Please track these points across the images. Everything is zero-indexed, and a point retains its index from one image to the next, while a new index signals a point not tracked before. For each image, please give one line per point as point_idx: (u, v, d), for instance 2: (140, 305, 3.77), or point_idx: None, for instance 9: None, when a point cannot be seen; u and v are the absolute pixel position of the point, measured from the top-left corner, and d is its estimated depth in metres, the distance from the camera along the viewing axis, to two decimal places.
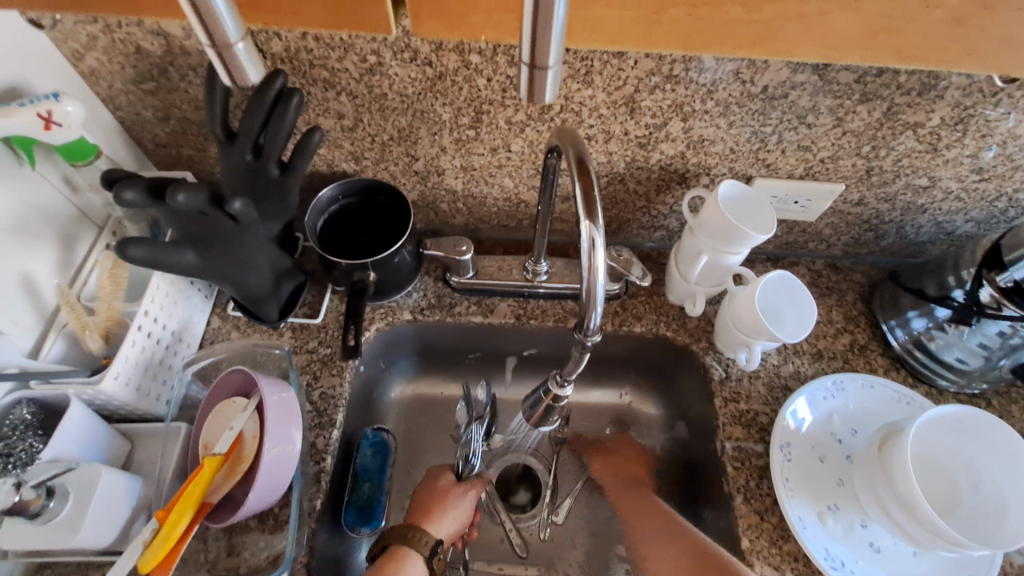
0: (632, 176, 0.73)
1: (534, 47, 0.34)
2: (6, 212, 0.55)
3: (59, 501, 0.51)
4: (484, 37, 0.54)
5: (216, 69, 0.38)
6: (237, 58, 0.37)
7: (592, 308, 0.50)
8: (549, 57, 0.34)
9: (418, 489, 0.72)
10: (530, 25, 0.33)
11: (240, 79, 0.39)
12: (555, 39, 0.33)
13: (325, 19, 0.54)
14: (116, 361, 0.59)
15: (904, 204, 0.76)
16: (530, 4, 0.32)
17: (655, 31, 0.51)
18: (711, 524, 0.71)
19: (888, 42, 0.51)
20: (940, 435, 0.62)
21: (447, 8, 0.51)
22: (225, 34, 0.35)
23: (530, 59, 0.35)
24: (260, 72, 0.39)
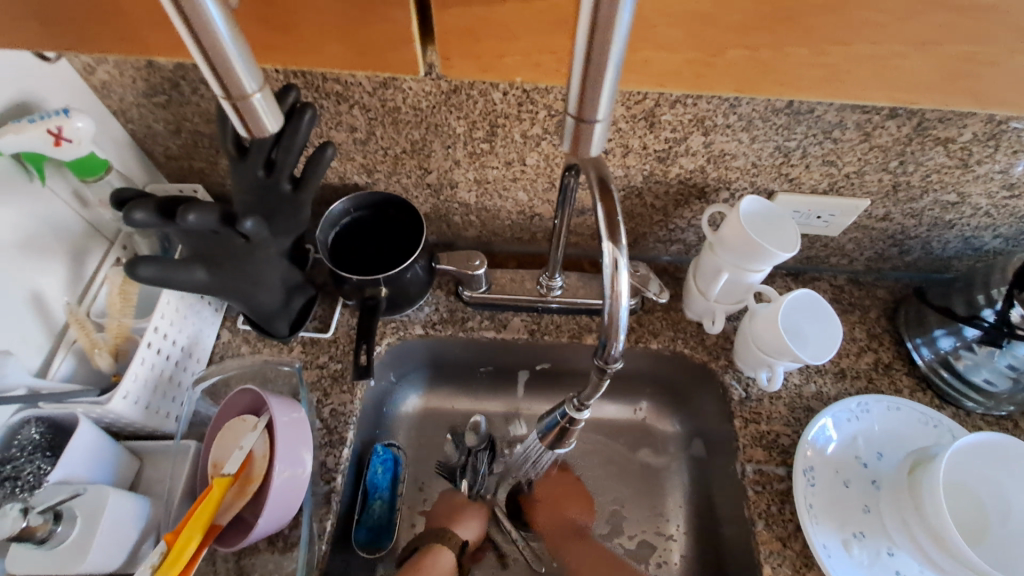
0: (650, 190, 0.72)
1: (582, 103, 0.36)
2: (16, 229, 0.55)
3: (67, 525, 0.50)
4: (521, 78, 0.54)
5: (232, 121, 0.37)
6: (253, 110, 0.36)
7: (614, 333, 0.49)
8: (597, 112, 0.36)
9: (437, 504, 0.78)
10: (578, 84, 0.35)
11: (256, 130, 0.38)
12: (605, 92, 0.35)
13: (351, 59, 0.53)
14: (125, 380, 0.58)
15: (930, 220, 0.74)
16: (582, 64, 0.33)
17: (705, 73, 0.51)
18: (731, 548, 0.69)
19: (919, 76, 0.50)
20: (973, 462, 0.59)
21: (479, 50, 0.51)
22: (241, 84, 0.34)
23: (577, 113, 0.36)
24: (277, 121, 0.38)
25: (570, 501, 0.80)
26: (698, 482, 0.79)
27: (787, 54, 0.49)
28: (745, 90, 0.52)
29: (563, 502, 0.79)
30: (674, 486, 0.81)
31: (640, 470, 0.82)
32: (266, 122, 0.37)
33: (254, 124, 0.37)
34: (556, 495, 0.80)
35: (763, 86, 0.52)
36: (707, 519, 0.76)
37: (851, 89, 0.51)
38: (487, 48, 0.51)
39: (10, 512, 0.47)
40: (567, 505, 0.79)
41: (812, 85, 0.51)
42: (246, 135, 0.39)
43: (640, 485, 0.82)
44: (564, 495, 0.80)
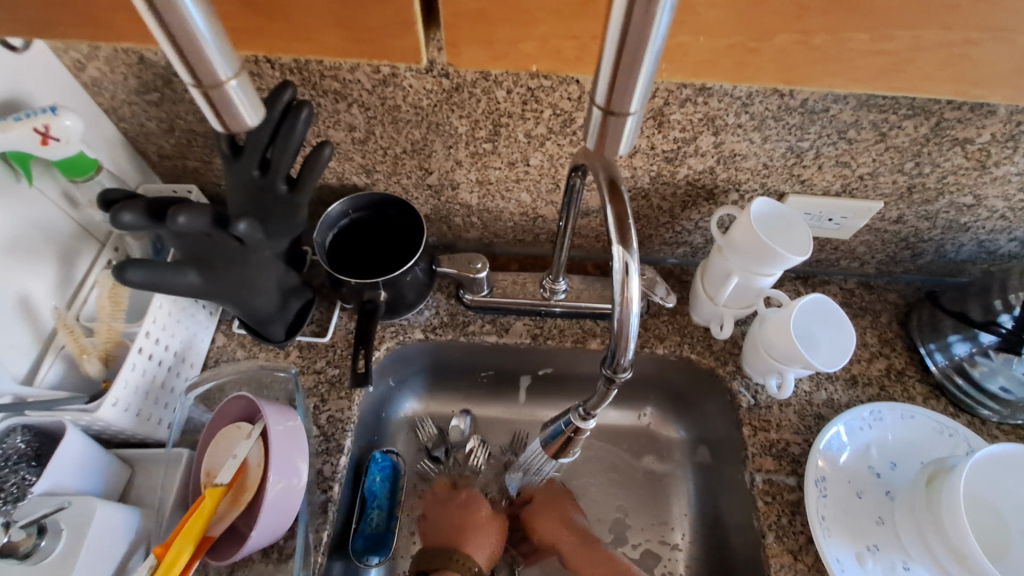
0: (657, 191, 0.70)
1: (611, 94, 0.33)
2: (2, 230, 0.53)
3: (52, 539, 0.48)
4: (537, 67, 0.54)
5: (206, 113, 0.36)
6: (227, 100, 0.34)
7: (625, 340, 0.47)
8: (630, 103, 0.33)
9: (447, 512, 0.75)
10: (609, 72, 0.32)
11: (230, 122, 0.36)
12: (642, 77, 0.32)
13: (352, 48, 0.53)
14: (115, 387, 0.56)
15: (945, 223, 0.71)
16: (615, 50, 0.31)
17: (750, 60, 0.50)
18: (740, 559, 0.67)
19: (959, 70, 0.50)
20: (996, 476, 0.57)
21: (496, 38, 0.51)
22: (214, 72, 0.32)
23: (606, 103, 0.34)
24: (256, 113, 0.37)
25: (563, 502, 0.76)
26: (704, 490, 0.77)
27: (846, 39, 0.48)
28: (792, 81, 0.52)
29: (557, 504, 0.76)
30: (679, 494, 0.79)
31: (645, 477, 0.81)
32: (241, 113, 0.36)
33: (230, 115, 0.35)
34: (551, 502, 0.76)
35: (812, 76, 0.51)
36: (714, 528, 0.74)
37: (904, 73, 0.50)
38: (506, 33, 0.50)
39: None
40: (563, 508, 0.75)
41: (870, 75, 0.51)
42: (222, 128, 0.37)
43: (644, 493, 0.80)
44: (557, 499, 0.76)
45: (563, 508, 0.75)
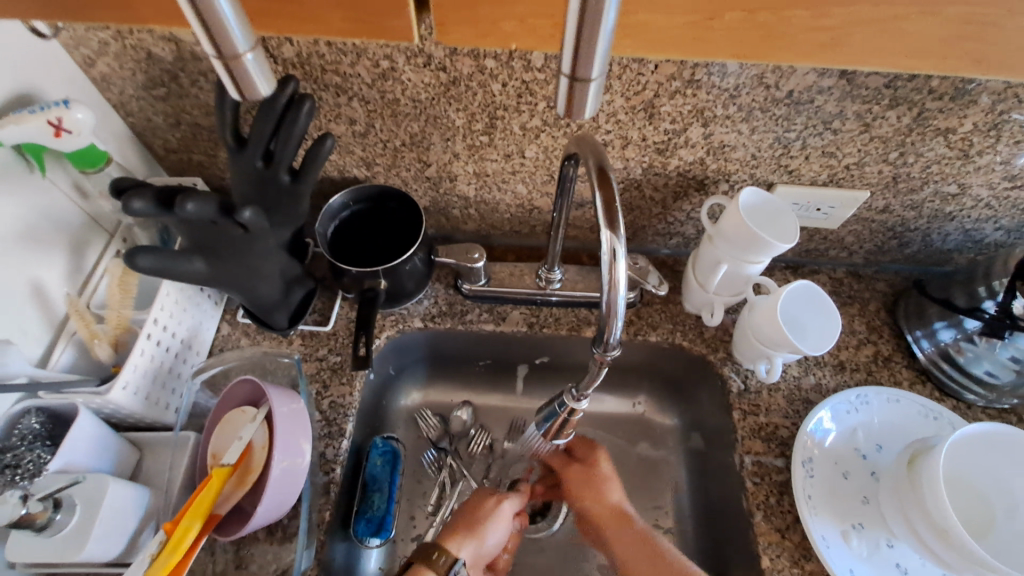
0: (649, 182, 0.72)
1: (576, 59, 0.34)
2: (16, 219, 0.55)
3: (66, 514, 0.51)
4: (516, 46, 0.53)
5: (223, 82, 0.38)
6: (245, 72, 0.36)
7: (613, 321, 0.49)
8: (592, 69, 0.34)
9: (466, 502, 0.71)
10: (572, 37, 0.33)
11: (247, 91, 0.38)
12: (601, 46, 0.33)
13: (341, 28, 0.53)
14: (125, 370, 0.58)
15: (930, 212, 0.73)
16: (575, 25, 0.32)
17: (705, 37, 0.51)
18: (729, 537, 0.70)
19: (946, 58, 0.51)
20: (975, 455, 0.59)
21: (476, 16, 0.51)
22: (233, 47, 0.34)
23: (571, 70, 0.35)
24: (270, 85, 0.39)
25: (606, 485, 0.73)
26: (696, 475, 0.79)
27: (787, 17, 0.48)
28: (747, 56, 0.52)
29: (597, 486, 0.73)
30: (672, 479, 0.81)
31: (638, 463, 0.83)
32: (259, 87, 0.38)
33: (249, 89, 0.38)
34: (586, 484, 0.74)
35: (771, 52, 0.51)
36: (705, 512, 0.76)
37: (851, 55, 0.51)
38: (485, 13, 0.50)
39: (10, 498, 0.47)
40: (602, 489, 0.73)
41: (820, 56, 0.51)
42: (238, 97, 0.39)
43: (638, 478, 0.81)
44: (599, 482, 0.73)
45: (603, 490, 0.73)
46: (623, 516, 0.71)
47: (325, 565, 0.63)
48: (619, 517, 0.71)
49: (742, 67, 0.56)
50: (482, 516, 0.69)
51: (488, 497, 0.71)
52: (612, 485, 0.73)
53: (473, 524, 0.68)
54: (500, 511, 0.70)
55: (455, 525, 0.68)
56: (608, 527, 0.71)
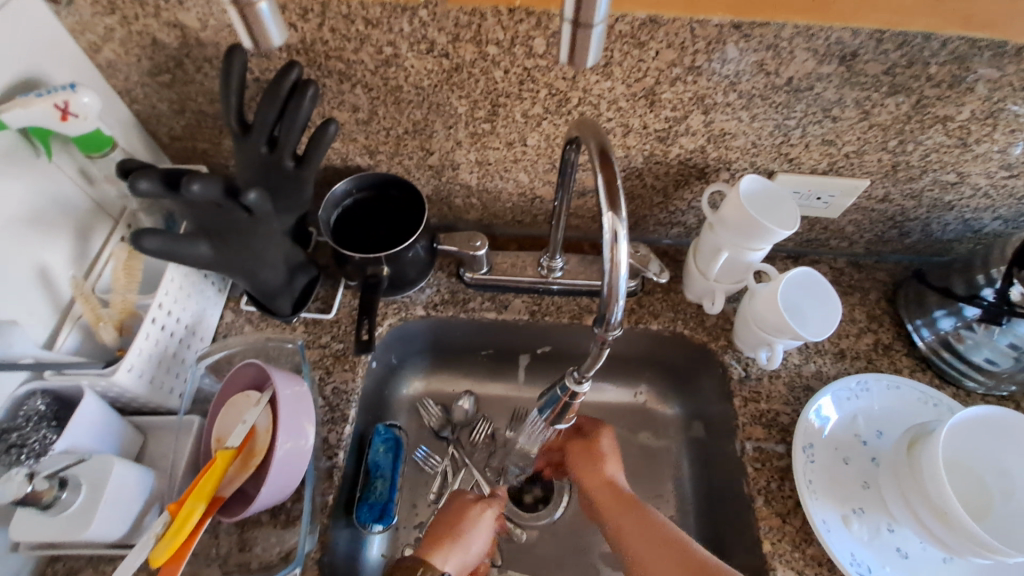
0: (650, 171, 0.72)
1: (580, 3, 0.35)
2: (23, 203, 0.55)
3: (73, 492, 0.51)
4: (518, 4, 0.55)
5: (237, 30, 0.38)
6: (258, 18, 0.37)
7: (614, 303, 0.49)
8: (595, 14, 0.35)
9: (440, 511, 0.68)
10: None
11: (261, 41, 0.38)
12: None
13: None
14: (130, 353, 0.59)
15: (930, 201, 0.74)
16: None
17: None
18: (730, 522, 0.70)
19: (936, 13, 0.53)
20: (972, 437, 0.60)
21: None
22: None
23: (574, 15, 0.36)
24: (282, 34, 0.38)
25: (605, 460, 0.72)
26: (698, 464, 0.79)
27: None
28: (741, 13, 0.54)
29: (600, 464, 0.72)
30: (674, 468, 0.81)
31: (640, 452, 0.83)
32: (270, 34, 0.38)
33: (260, 34, 0.37)
34: (587, 462, 0.72)
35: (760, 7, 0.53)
36: (706, 500, 0.76)
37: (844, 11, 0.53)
38: None
39: (15, 476, 0.48)
40: (602, 463, 0.72)
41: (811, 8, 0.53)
42: (251, 46, 0.39)
43: (640, 467, 0.82)
44: (603, 458, 0.72)
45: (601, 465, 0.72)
46: (622, 492, 0.69)
47: (329, 549, 0.63)
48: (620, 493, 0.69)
49: (742, 53, 0.57)
50: (462, 525, 0.66)
51: (471, 506, 0.68)
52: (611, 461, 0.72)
53: (453, 533, 0.65)
54: (485, 518, 0.67)
55: (435, 537, 0.64)
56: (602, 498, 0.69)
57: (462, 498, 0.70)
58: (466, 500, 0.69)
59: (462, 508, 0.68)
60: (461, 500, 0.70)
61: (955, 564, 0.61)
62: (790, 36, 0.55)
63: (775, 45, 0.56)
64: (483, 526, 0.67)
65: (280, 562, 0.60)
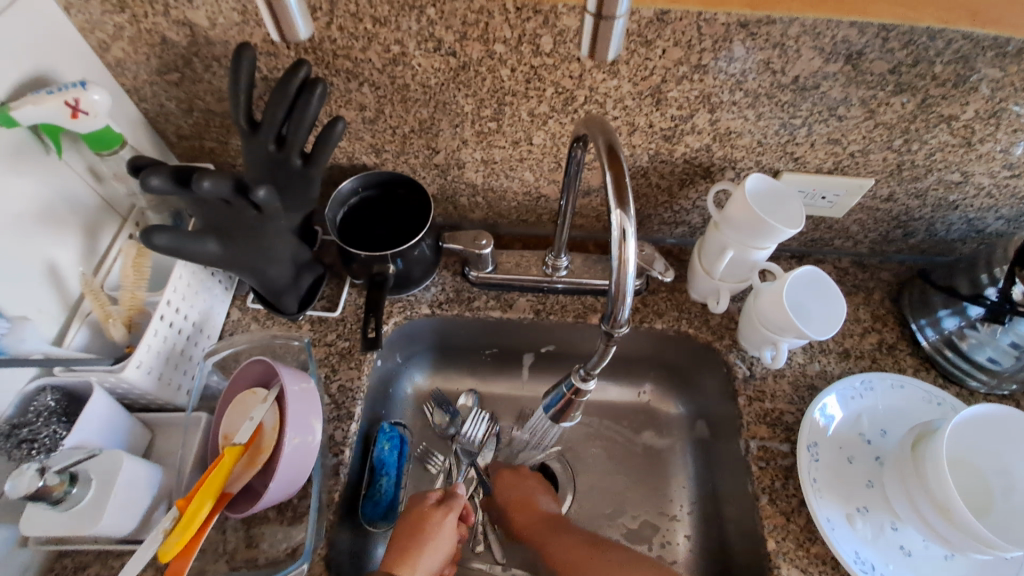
0: (655, 170, 0.72)
1: None
2: (33, 200, 0.56)
3: (82, 487, 0.51)
4: None
5: (267, 24, 0.42)
6: (286, 12, 0.40)
7: (621, 300, 0.49)
8: (617, 6, 0.37)
9: (399, 522, 0.65)
10: None
11: (288, 34, 0.42)
12: None
13: None
14: (139, 349, 0.59)
15: (935, 200, 0.74)
16: None
17: None
18: (734, 521, 0.70)
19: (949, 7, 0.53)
20: (974, 436, 0.60)
21: None
22: None
23: (597, 7, 0.37)
24: (307, 29, 0.42)
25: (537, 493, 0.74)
26: (702, 463, 0.79)
27: None
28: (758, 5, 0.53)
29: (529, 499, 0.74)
30: (678, 467, 0.81)
31: (644, 451, 0.83)
32: (297, 28, 0.41)
33: (288, 28, 0.41)
34: (521, 494, 0.74)
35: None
36: (710, 499, 0.76)
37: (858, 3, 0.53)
38: None
39: (27, 470, 0.48)
40: (535, 497, 0.74)
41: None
42: (279, 39, 0.43)
43: (644, 466, 0.82)
44: (529, 492, 0.74)
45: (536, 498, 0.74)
46: (557, 522, 0.71)
47: (334, 545, 0.63)
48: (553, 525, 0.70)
49: (748, 52, 0.57)
50: (425, 536, 0.63)
51: (432, 514, 0.65)
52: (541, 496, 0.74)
53: (417, 544, 0.62)
54: (449, 524, 0.65)
55: (398, 550, 0.62)
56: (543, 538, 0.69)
57: (421, 503, 0.67)
58: (425, 505, 0.66)
59: (421, 514, 0.65)
60: (420, 504, 0.66)
61: (957, 561, 0.61)
62: (796, 35, 0.55)
63: (781, 44, 0.56)
64: (443, 533, 0.64)
65: (287, 558, 0.60)
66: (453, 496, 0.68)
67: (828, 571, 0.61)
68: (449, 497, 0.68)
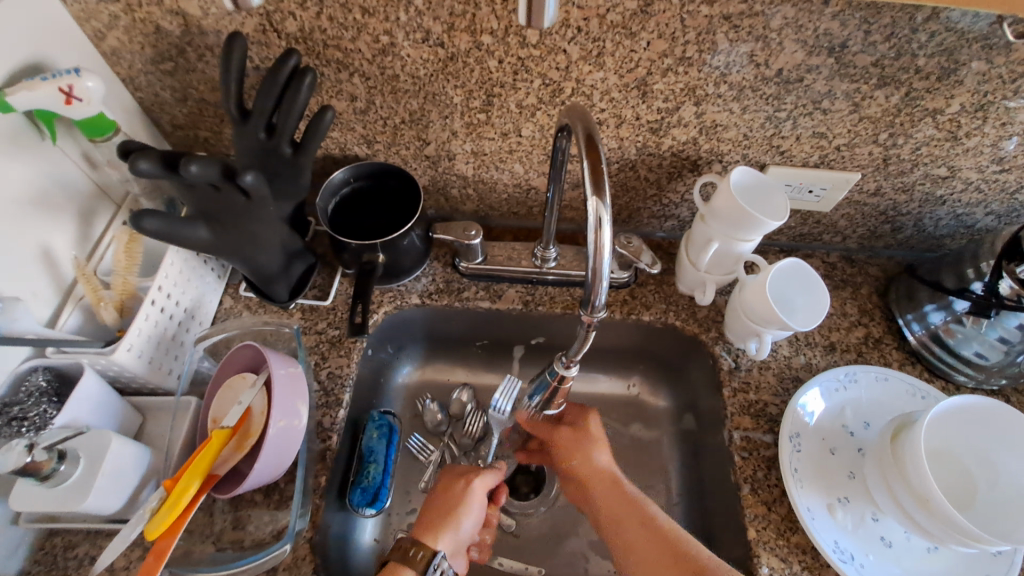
0: (643, 163, 0.73)
1: None
2: (28, 184, 0.57)
3: (70, 465, 0.53)
4: None
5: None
6: None
7: (598, 285, 0.50)
8: None
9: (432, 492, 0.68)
10: None
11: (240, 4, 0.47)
12: None
13: None
14: (129, 333, 0.60)
15: (922, 195, 0.74)
16: None
17: None
18: (717, 511, 0.71)
19: None
20: (957, 428, 0.61)
21: None
22: None
23: None
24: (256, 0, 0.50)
25: (592, 445, 0.71)
26: (688, 455, 0.80)
27: None
28: None
29: (584, 448, 0.71)
30: (665, 460, 0.82)
31: (632, 444, 0.83)
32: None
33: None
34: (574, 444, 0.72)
35: None
36: (695, 491, 0.76)
37: None
38: None
39: (15, 446, 0.49)
40: (591, 449, 0.71)
41: None
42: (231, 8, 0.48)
43: (631, 458, 0.82)
44: (582, 439, 0.72)
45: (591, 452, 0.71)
46: (613, 480, 0.68)
47: (321, 529, 0.64)
48: (607, 478, 0.68)
49: (732, 45, 0.58)
50: (454, 503, 0.66)
51: (458, 483, 0.68)
52: (591, 449, 0.71)
53: (447, 511, 0.65)
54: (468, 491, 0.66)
55: (430, 519, 0.64)
56: (586, 477, 0.70)
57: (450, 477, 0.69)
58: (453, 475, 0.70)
59: (450, 485, 0.68)
60: (450, 477, 0.69)
61: (939, 554, 0.62)
62: (779, 28, 0.56)
63: (764, 36, 0.57)
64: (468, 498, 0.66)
65: (273, 540, 0.61)
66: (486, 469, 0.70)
67: (808, 561, 0.62)
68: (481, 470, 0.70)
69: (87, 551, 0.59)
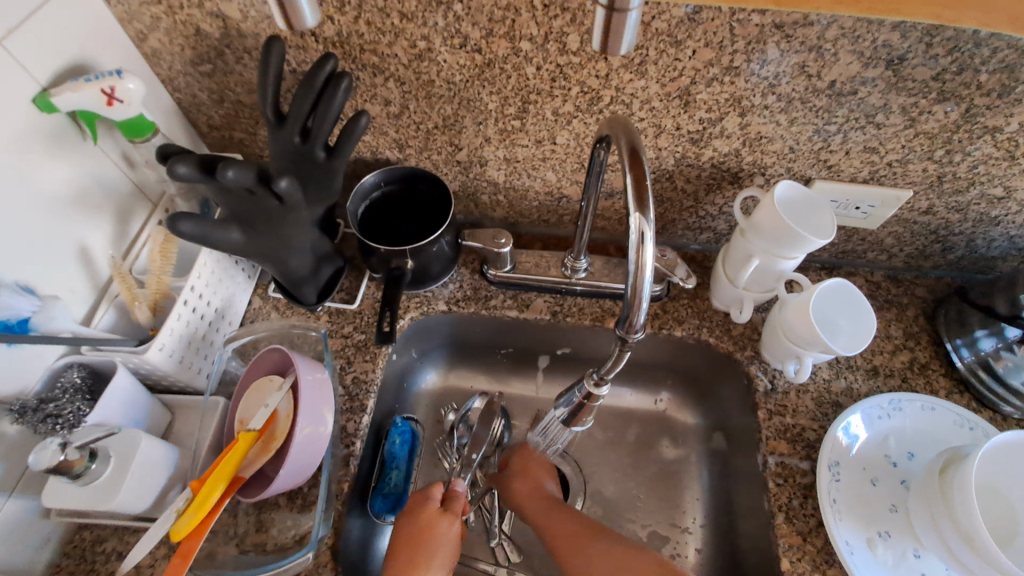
0: (681, 174, 0.70)
1: None
2: (69, 183, 0.58)
3: (101, 464, 0.53)
4: None
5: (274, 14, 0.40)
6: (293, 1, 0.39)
7: (637, 305, 0.48)
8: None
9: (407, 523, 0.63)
10: None
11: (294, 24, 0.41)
12: None
13: None
14: (162, 333, 0.60)
15: (976, 216, 0.70)
16: None
17: None
18: (748, 537, 0.68)
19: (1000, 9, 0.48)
20: (1010, 466, 0.57)
21: None
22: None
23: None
24: (314, 17, 0.41)
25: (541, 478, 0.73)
26: (717, 476, 0.77)
27: None
28: None
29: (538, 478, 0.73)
30: (692, 479, 0.79)
31: (659, 461, 0.81)
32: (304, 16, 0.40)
33: (295, 16, 0.40)
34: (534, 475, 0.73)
35: None
36: (725, 515, 0.74)
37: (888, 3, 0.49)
38: None
39: (50, 445, 0.49)
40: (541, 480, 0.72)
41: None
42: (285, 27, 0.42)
43: (656, 476, 0.80)
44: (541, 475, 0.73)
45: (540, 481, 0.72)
46: (554, 502, 0.69)
47: (342, 536, 0.64)
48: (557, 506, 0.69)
49: (782, 54, 0.55)
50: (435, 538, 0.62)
51: (439, 519, 0.63)
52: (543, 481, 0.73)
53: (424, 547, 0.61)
54: (453, 532, 0.63)
55: (406, 559, 0.60)
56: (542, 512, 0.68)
57: (424, 507, 0.64)
58: (432, 509, 0.64)
59: (426, 515, 0.64)
60: (428, 510, 0.64)
61: None
62: (833, 38, 0.53)
63: (817, 47, 0.54)
64: (450, 533, 0.63)
65: (294, 545, 0.61)
66: (456, 497, 0.66)
67: None
68: (451, 498, 0.66)
69: (115, 546, 0.59)
